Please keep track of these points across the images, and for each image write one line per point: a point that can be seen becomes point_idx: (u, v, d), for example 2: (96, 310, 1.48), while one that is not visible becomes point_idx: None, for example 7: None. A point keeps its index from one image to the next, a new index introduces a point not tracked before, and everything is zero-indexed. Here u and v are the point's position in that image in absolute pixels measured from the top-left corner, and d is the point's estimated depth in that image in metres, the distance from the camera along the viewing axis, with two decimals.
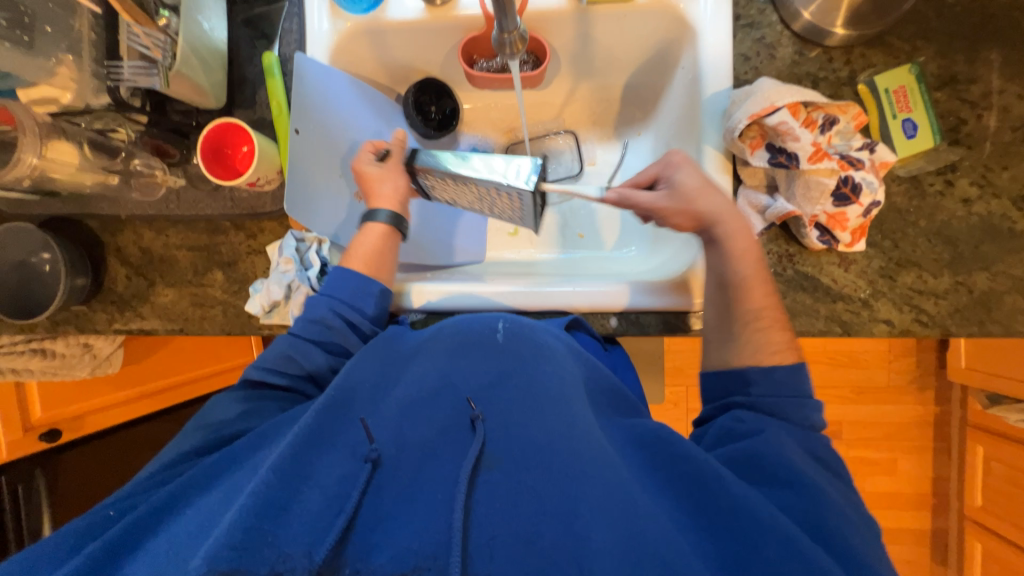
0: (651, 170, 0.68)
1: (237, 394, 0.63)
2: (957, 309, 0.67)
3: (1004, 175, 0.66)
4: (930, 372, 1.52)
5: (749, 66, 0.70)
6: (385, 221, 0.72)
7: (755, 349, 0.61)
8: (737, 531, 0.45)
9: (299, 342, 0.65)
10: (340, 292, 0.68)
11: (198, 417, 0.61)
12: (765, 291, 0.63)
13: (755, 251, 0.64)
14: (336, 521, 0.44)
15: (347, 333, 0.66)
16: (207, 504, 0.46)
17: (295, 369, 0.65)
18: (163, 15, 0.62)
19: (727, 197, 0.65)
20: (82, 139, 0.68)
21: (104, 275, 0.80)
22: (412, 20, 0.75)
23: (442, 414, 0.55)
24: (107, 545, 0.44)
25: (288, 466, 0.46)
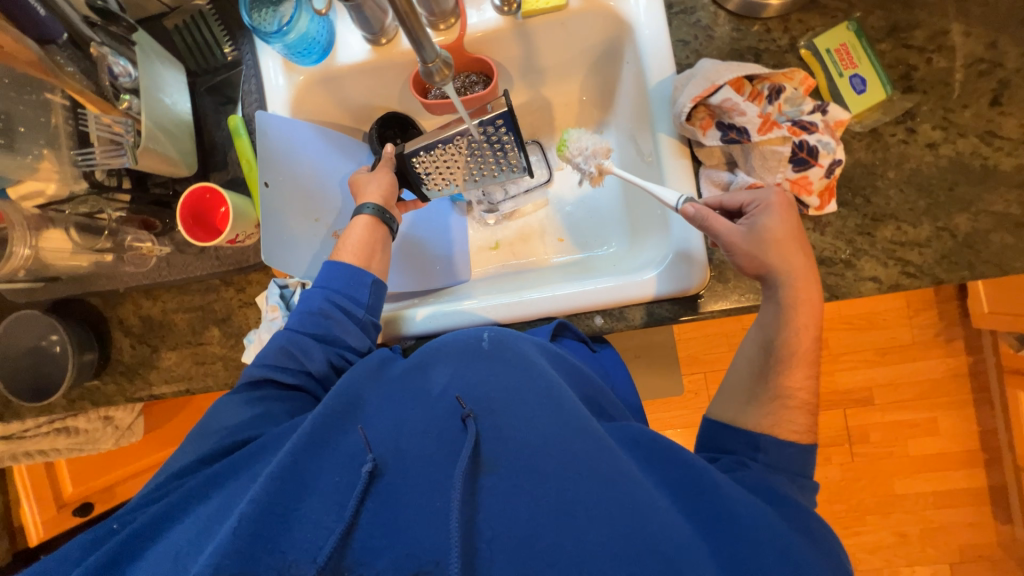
0: (741, 198, 0.63)
1: (239, 398, 0.62)
2: (944, 255, 0.65)
3: (966, 113, 0.66)
4: (955, 323, 1.46)
5: (689, 50, 0.71)
6: (369, 213, 0.74)
7: (774, 420, 0.58)
8: (738, 533, 0.47)
9: (293, 338, 0.65)
10: (333, 283, 0.69)
11: (205, 422, 0.61)
12: (807, 373, 0.60)
13: (815, 326, 0.61)
14: (336, 528, 0.46)
15: (345, 322, 0.67)
16: (210, 509, 0.49)
17: (297, 365, 0.65)
18: (124, 99, 0.65)
19: (808, 260, 0.61)
20: (69, 224, 0.73)
21: (110, 348, 0.83)
22: (361, 61, 0.78)
23: (436, 418, 0.54)
24: (110, 555, 0.47)
25: (287, 474, 0.47)
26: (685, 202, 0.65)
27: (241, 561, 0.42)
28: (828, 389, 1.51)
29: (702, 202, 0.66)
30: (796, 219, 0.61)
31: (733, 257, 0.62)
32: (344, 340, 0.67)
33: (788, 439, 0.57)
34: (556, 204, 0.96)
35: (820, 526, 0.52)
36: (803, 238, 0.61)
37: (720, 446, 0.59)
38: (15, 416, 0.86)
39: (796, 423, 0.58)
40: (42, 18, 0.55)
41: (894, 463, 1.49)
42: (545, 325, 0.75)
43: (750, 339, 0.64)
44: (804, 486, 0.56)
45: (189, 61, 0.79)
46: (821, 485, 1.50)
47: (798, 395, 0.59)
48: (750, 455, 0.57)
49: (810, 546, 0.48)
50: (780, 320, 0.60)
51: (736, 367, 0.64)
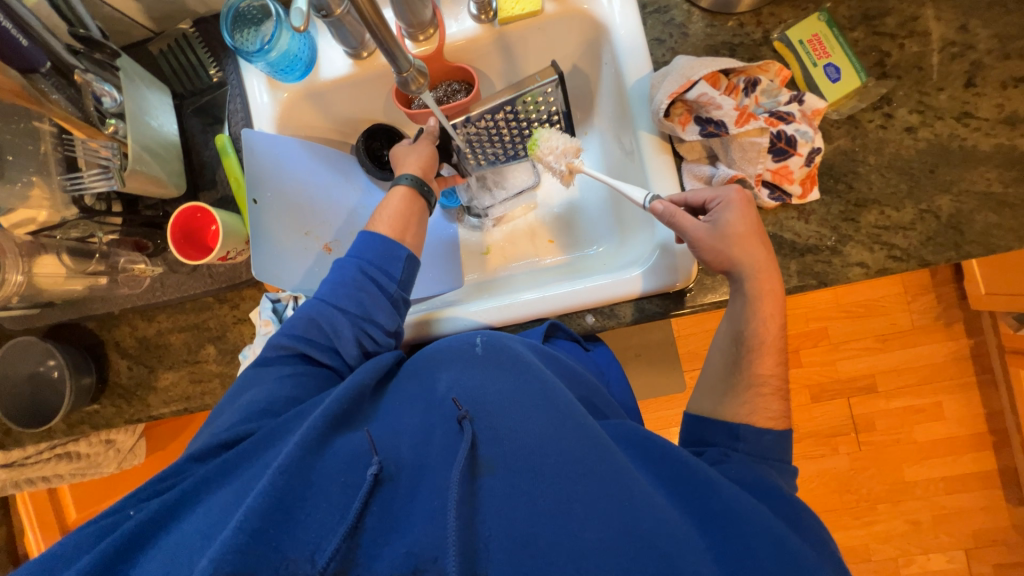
0: (704, 195, 0.64)
1: (270, 373, 0.63)
2: (929, 237, 0.65)
3: (941, 95, 0.66)
4: (953, 306, 1.46)
5: (665, 48, 0.73)
6: (408, 184, 0.76)
7: (749, 409, 0.59)
8: (732, 525, 0.47)
9: (324, 311, 0.66)
10: (367, 254, 0.69)
11: (234, 395, 0.62)
12: (777, 361, 0.61)
13: (779, 316, 0.62)
14: (339, 529, 0.45)
15: (376, 295, 0.67)
16: (216, 505, 0.48)
17: (327, 341, 0.66)
18: (109, 123, 0.64)
19: (768, 253, 0.62)
20: (60, 249, 0.73)
21: (108, 371, 0.84)
22: (344, 75, 0.79)
23: (436, 424, 0.55)
24: (118, 544, 0.45)
25: (294, 471, 0.46)
26: (654, 200, 0.65)
27: (243, 559, 0.41)
28: (830, 378, 1.50)
29: (667, 198, 0.66)
30: (755, 214, 0.63)
31: (697, 254, 0.63)
32: (374, 316, 0.67)
33: (766, 426, 0.58)
34: (543, 207, 0.97)
35: (813, 517, 0.52)
36: (763, 233, 0.63)
37: (703, 439, 0.59)
38: (15, 443, 0.86)
39: (771, 410, 0.59)
40: (25, 48, 0.55)
41: (902, 450, 1.48)
42: (537, 326, 0.76)
43: (721, 331, 0.65)
44: (784, 470, 0.57)
45: (175, 85, 0.80)
46: (829, 476, 1.49)
47: (770, 382, 0.60)
48: (731, 445, 0.57)
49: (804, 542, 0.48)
50: (755, 310, 0.61)
51: (711, 361, 0.65)
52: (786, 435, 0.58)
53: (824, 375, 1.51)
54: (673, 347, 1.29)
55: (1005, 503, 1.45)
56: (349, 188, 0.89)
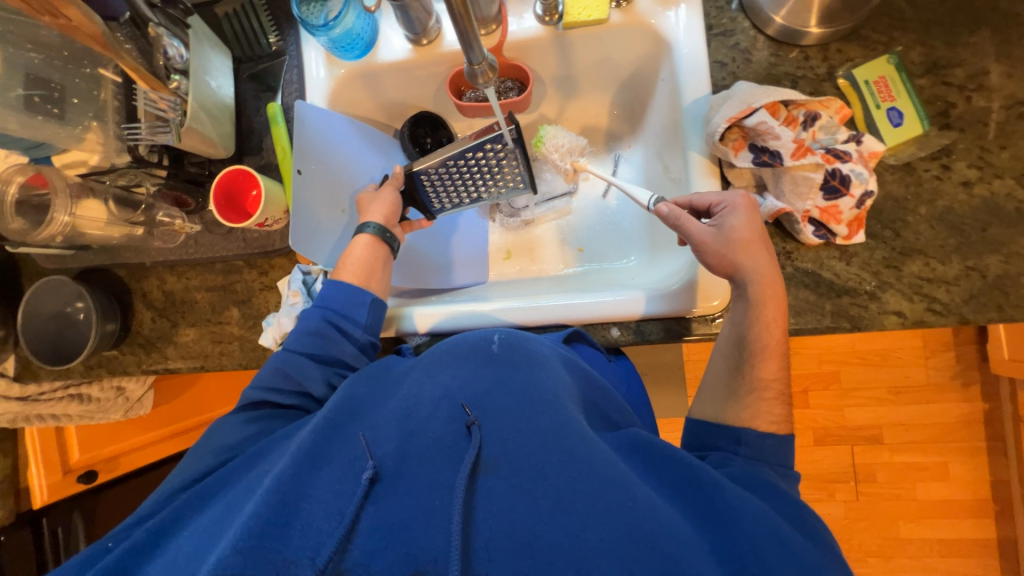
0: (710, 199, 0.65)
1: (243, 415, 0.63)
2: (971, 294, 0.64)
3: (1004, 154, 0.65)
4: (973, 368, 1.43)
5: (726, 71, 0.72)
6: (371, 233, 0.75)
7: (753, 413, 0.58)
8: (736, 533, 0.46)
9: (290, 358, 0.66)
10: (332, 302, 0.70)
11: (208, 436, 0.62)
12: (779, 364, 0.61)
13: (782, 320, 0.61)
14: (336, 531, 0.46)
15: (342, 343, 0.68)
16: (203, 524, 0.48)
17: (296, 385, 0.66)
18: (174, 79, 0.66)
19: (772, 259, 0.62)
20: (107, 196, 0.75)
21: (131, 320, 0.85)
22: (401, 60, 0.80)
23: (435, 420, 0.55)
24: (124, 553, 0.48)
25: (289, 478, 0.47)
26: (657, 201, 0.68)
27: (242, 560, 0.41)
28: (837, 424, 1.48)
29: (672, 201, 0.68)
30: (760, 221, 0.63)
31: (702, 258, 0.63)
32: (342, 359, 0.68)
33: (768, 431, 0.57)
34: (575, 214, 0.97)
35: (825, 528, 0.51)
36: (767, 239, 0.63)
37: (704, 444, 0.60)
38: (31, 376, 0.89)
39: (775, 414, 0.58)
40: None
41: (900, 506, 1.45)
42: (560, 331, 0.75)
43: (724, 336, 0.64)
44: (787, 475, 0.56)
45: (236, 49, 0.81)
46: (822, 522, 1.47)
47: (774, 387, 0.60)
48: (732, 450, 0.57)
49: (817, 551, 0.47)
50: (759, 316, 0.61)
51: (713, 365, 0.65)
52: (787, 441, 0.57)
53: (830, 420, 1.48)
54: (682, 371, 1.28)
55: (997, 572, 1.42)
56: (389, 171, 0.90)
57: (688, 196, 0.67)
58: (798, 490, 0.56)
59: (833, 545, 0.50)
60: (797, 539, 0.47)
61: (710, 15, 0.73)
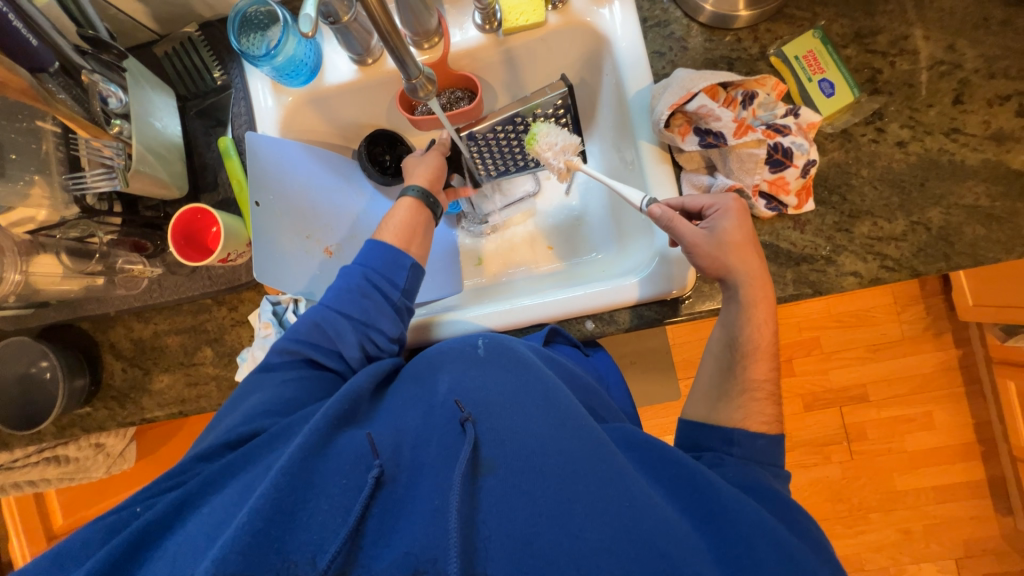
0: (701, 201, 0.65)
1: (272, 377, 0.63)
2: (920, 248, 0.67)
3: (931, 111, 0.69)
4: (942, 317, 1.49)
5: (665, 61, 0.74)
6: (414, 196, 0.76)
7: (744, 413, 0.59)
8: (731, 529, 0.47)
9: (328, 316, 0.66)
10: (373, 262, 0.69)
11: (240, 397, 0.63)
12: (770, 367, 0.62)
13: (773, 323, 0.63)
14: (340, 530, 0.45)
15: (379, 304, 0.67)
16: (220, 505, 0.47)
17: (328, 344, 0.66)
18: (114, 123, 0.65)
19: (763, 263, 0.64)
20: (59, 249, 0.72)
21: (101, 372, 0.83)
22: (349, 81, 0.80)
23: (434, 425, 0.55)
24: (127, 545, 0.44)
25: (297, 471, 0.46)
26: (650, 203, 0.66)
27: (245, 560, 0.40)
28: (823, 388, 1.52)
29: (664, 202, 0.67)
30: (751, 224, 0.64)
31: (692, 259, 0.63)
32: (377, 322, 0.67)
33: (759, 431, 0.58)
34: (543, 214, 0.98)
35: (808, 519, 0.52)
36: (756, 242, 0.64)
37: (698, 445, 0.60)
38: (4, 447, 0.84)
39: (766, 414, 0.59)
40: (35, 47, 0.55)
41: (893, 459, 1.49)
42: (537, 331, 0.76)
43: (716, 338, 0.65)
44: (779, 474, 0.57)
45: (180, 87, 0.81)
46: (821, 485, 1.50)
47: (764, 387, 0.61)
48: (725, 450, 0.57)
49: (804, 546, 0.49)
50: (750, 318, 0.62)
51: (705, 365, 0.65)
52: (779, 441, 0.58)
53: (816, 385, 1.52)
54: (668, 356, 1.30)
55: (993, 512, 1.47)
56: (351, 193, 0.90)
57: (689, 196, 0.66)
58: (780, 459, 0.57)
59: (823, 541, 0.52)
60: (792, 542, 0.47)
61: (643, 8, 0.76)
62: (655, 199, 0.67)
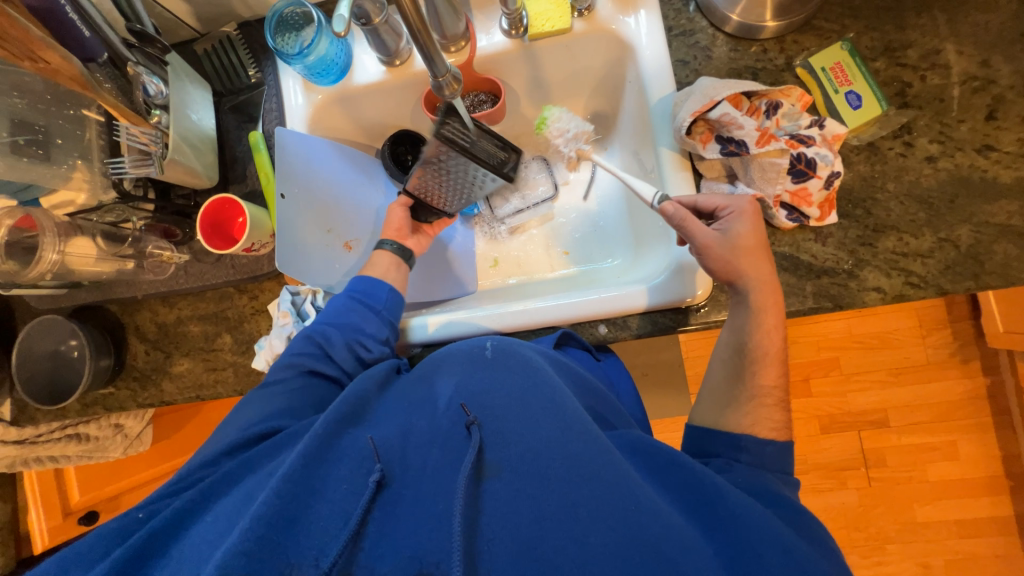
0: (716, 201, 0.64)
1: (266, 389, 0.65)
2: (947, 265, 0.65)
3: (962, 127, 0.67)
4: (970, 344, 1.44)
5: (689, 69, 0.74)
6: (390, 250, 0.80)
7: (753, 419, 0.58)
8: (741, 537, 0.46)
9: (318, 326, 0.70)
10: (355, 283, 0.74)
11: (235, 413, 0.64)
12: (779, 372, 0.61)
13: (782, 327, 0.62)
14: (342, 533, 0.46)
15: (365, 313, 0.71)
16: (223, 512, 0.48)
17: (326, 354, 0.69)
18: (153, 114, 0.68)
19: (773, 267, 0.62)
20: (95, 232, 0.76)
21: (126, 354, 0.86)
22: (376, 82, 0.83)
23: (439, 427, 0.55)
24: (132, 552, 0.45)
25: (299, 478, 0.47)
26: (663, 200, 0.66)
27: (250, 562, 0.41)
28: (841, 410, 1.47)
29: (676, 199, 0.67)
30: (764, 227, 0.63)
31: (704, 261, 0.63)
32: (363, 327, 0.71)
33: (766, 437, 0.57)
34: (560, 218, 0.98)
35: (822, 527, 0.51)
36: (768, 248, 0.63)
37: (705, 450, 0.58)
38: (29, 420, 0.88)
39: (774, 420, 0.58)
40: (87, 39, 0.58)
41: (914, 489, 1.43)
42: (549, 333, 0.76)
43: (723, 342, 0.64)
44: (788, 481, 0.55)
45: (216, 83, 0.84)
46: (837, 511, 1.45)
47: (773, 394, 0.60)
48: (733, 456, 0.56)
49: (817, 554, 0.47)
50: (759, 323, 0.61)
51: (712, 370, 0.64)
52: (787, 447, 0.57)
53: (834, 407, 1.48)
54: (681, 368, 1.28)
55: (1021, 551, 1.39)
56: (371, 188, 0.92)
57: (701, 194, 0.65)
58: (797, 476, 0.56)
59: (833, 549, 0.50)
60: (802, 548, 0.46)
61: (669, 17, 0.76)
62: (668, 196, 0.67)
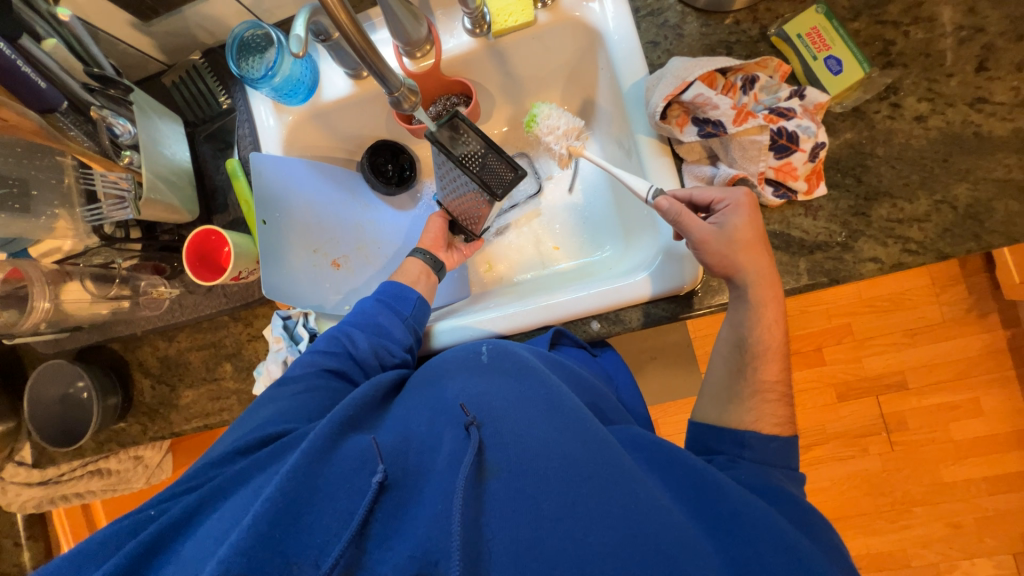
0: (711, 195, 0.62)
1: (280, 390, 0.64)
2: (946, 228, 0.63)
3: (952, 81, 0.64)
4: (987, 297, 1.39)
5: (660, 50, 0.72)
6: (421, 258, 0.83)
7: (756, 415, 0.57)
8: (743, 532, 0.46)
9: (345, 326, 0.71)
10: (384, 288, 0.76)
11: (254, 410, 0.63)
12: (782, 367, 0.60)
13: (783, 322, 0.61)
14: (345, 533, 0.45)
15: (393, 317, 0.72)
16: (229, 509, 0.48)
17: (344, 352, 0.69)
18: (125, 154, 0.69)
19: (771, 261, 0.61)
20: (85, 275, 0.77)
21: (132, 391, 0.87)
22: (345, 96, 0.82)
23: (439, 429, 0.54)
24: (140, 549, 0.45)
25: (304, 475, 0.47)
26: (656, 194, 0.64)
27: (249, 562, 0.41)
28: (857, 376, 1.44)
29: (670, 194, 0.65)
30: (761, 221, 0.61)
31: (700, 256, 0.61)
32: (391, 331, 0.71)
33: (771, 433, 0.56)
34: (548, 214, 0.96)
35: (823, 518, 0.50)
36: (766, 241, 0.61)
37: (709, 448, 0.58)
38: (49, 462, 0.90)
39: (778, 416, 0.57)
40: (43, 90, 0.57)
41: (938, 449, 1.41)
42: (542, 333, 0.75)
43: (724, 338, 0.63)
44: (793, 476, 0.54)
45: (188, 114, 0.84)
46: (861, 478, 1.43)
47: (776, 389, 0.59)
48: (736, 453, 0.55)
49: (818, 549, 0.47)
50: (759, 318, 0.60)
51: (714, 367, 0.63)
52: (792, 442, 0.56)
53: (850, 373, 1.45)
54: (689, 350, 1.27)
55: None
56: (356, 205, 0.93)
57: (697, 188, 0.63)
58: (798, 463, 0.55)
59: (838, 544, 0.50)
60: (804, 543, 0.46)
61: None
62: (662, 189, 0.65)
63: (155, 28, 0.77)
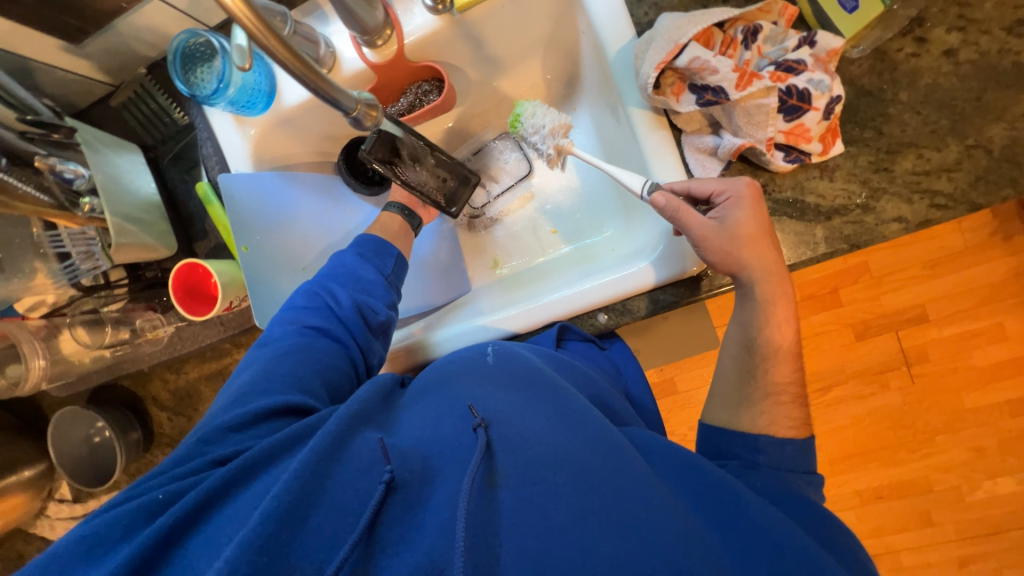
0: (710, 187, 0.57)
1: (263, 357, 0.60)
2: (978, 177, 0.57)
3: (987, 4, 0.56)
4: (1012, 218, 1.32)
5: (647, 5, 0.64)
6: None
7: (769, 418, 0.55)
8: (758, 547, 0.44)
9: (325, 281, 0.68)
10: (363, 245, 0.72)
11: (234, 377, 0.60)
12: (793, 367, 0.57)
13: (794, 320, 0.57)
14: (350, 537, 0.43)
15: (374, 271, 0.70)
16: (227, 512, 0.45)
17: (325, 310, 0.65)
18: (84, 202, 0.64)
19: (778, 255, 0.57)
20: (76, 322, 0.75)
21: (151, 423, 0.89)
22: (310, 98, 0.75)
23: (445, 431, 0.52)
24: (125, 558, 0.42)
25: (312, 474, 0.45)
26: (653, 189, 0.59)
27: (253, 564, 0.40)
28: (875, 314, 1.40)
29: (666, 186, 0.60)
30: (767, 212, 0.56)
31: (700, 254, 0.57)
32: (371, 289, 0.69)
33: (787, 436, 0.54)
34: (542, 197, 0.91)
35: (844, 528, 0.49)
36: (772, 232, 0.57)
37: (721, 451, 0.56)
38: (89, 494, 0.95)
39: (792, 419, 0.55)
40: None
41: (959, 378, 1.40)
42: (547, 330, 0.73)
43: (731, 337, 0.60)
44: (812, 481, 0.53)
45: (146, 136, 0.78)
46: (880, 414, 1.44)
47: (788, 390, 0.56)
48: (751, 458, 0.53)
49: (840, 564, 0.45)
50: (769, 317, 0.57)
51: (722, 368, 0.61)
52: (808, 444, 0.54)
53: (868, 312, 1.40)
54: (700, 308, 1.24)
55: None
56: (338, 211, 0.88)
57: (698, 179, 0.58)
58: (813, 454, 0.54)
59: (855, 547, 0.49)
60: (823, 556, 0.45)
61: None
62: (657, 183, 0.60)
63: (90, 49, 0.70)
